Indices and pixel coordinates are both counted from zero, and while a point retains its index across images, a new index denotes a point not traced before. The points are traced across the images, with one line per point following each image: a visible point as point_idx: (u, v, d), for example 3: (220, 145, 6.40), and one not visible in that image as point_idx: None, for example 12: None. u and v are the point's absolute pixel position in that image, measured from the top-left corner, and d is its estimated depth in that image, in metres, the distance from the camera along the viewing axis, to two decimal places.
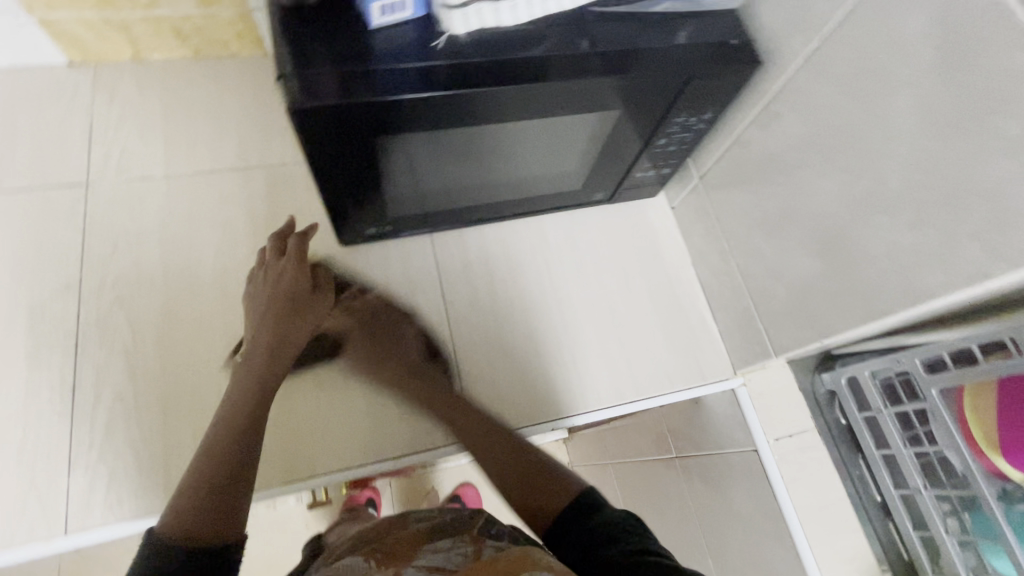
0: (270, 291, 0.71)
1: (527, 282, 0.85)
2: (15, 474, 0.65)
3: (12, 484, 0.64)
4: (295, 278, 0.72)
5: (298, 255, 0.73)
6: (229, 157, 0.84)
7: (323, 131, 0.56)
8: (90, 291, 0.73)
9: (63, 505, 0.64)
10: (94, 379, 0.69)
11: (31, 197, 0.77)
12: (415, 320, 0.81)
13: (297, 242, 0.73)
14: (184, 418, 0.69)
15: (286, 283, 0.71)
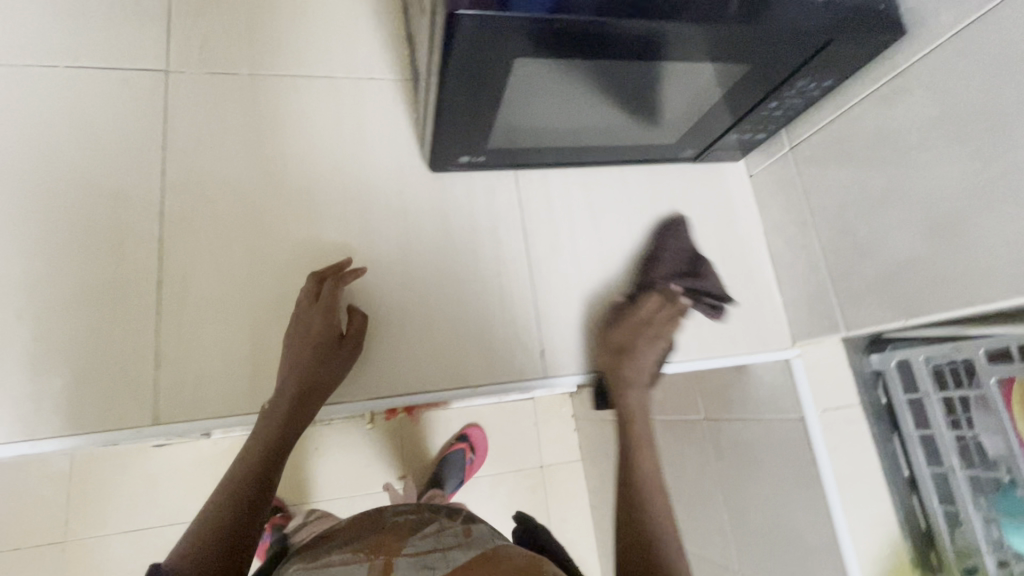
0: (296, 339, 0.67)
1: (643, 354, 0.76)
2: (105, 360, 0.65)
3: (103, 370, 0.64)
4: (324, 323, 0.68)
5: (334, 299, 0.69)
6: (316, 64, 0.79)
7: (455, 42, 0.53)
8: (174, 185, 0.71)
9: (153, 396, 0.65)
10: (179, 278, 0.68)
11: (108, 78, 0.73)
12: (493, 255, 0.79)
13: (335, 295, 0.69)
14: (274, 326, 0.69)
15: (315, 329, 0.67)
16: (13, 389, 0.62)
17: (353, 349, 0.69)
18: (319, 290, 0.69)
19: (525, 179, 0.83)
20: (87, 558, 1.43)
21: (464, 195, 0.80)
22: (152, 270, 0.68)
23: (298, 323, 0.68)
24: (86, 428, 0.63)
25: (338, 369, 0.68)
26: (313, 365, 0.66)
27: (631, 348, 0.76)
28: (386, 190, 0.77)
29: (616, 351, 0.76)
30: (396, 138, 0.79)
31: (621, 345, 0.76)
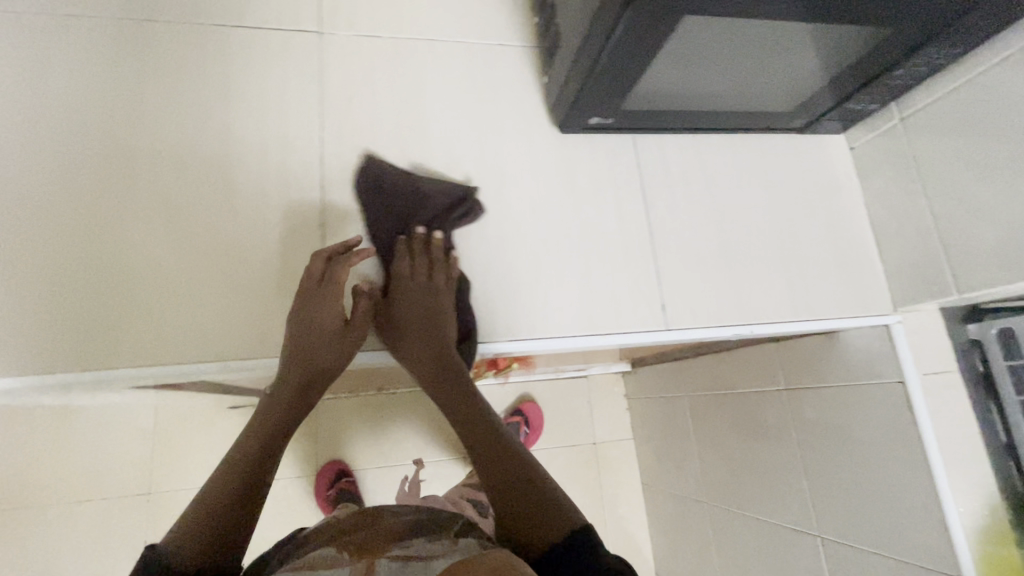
0: (300, 325, 0.66)
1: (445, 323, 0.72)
2: (282, 293, 0.71)
3: (280, 302, 0.70)
4: (333, 305, 0.67)
5: (340, 280, 0.68)
6: (451, 30, 0.84)
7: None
8: (331, 138, 0.76)
9: None
10: (341, 222, 0.74)
11: (271, 38, 0.78)
12: (616, 212, 0.83)
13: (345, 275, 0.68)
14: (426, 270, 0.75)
15: (317, 313, 0.66)
16: (201, 314, 0.68)
17: (360, 334, 0.69)
18: (325, 269, 0.68)
19: (643, 144, 0.86)
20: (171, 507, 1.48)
21: (588, 156, 0.84)
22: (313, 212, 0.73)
23: (307, 303, 0.67)
24: (266, 353, 0.69)
25: (340, 356, 0.68)
26: (320, 351, 0.67)
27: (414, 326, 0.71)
28: (516, 146, 0.81)
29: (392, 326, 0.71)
30: (525, 101, 0.84)
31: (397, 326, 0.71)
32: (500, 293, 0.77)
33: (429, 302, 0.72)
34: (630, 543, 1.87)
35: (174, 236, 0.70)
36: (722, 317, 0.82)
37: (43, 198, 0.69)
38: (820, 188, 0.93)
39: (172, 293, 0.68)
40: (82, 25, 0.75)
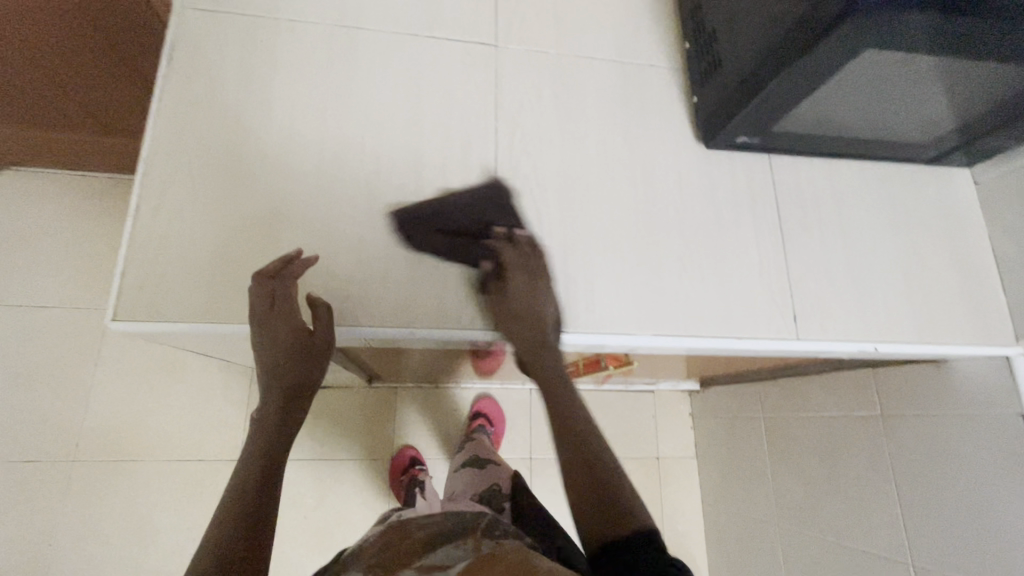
0: (261, 348, 0.69)
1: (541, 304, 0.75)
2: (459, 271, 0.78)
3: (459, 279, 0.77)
4: (290, 323, 0.68)
5: (288, 295, 0.69)
6: (608, 49, 0.93)
7: (841, 40, 0.65)
8: (505, 139, 0.85)
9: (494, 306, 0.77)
10: (511, 214, 0.82)
11: (455, 46, 0.88)
12: (754, 226, 0.89)
13: (290, 290, 0.69)
14: (583, 262, 0.81)
15: (279, 332, 0.68)
16: (395, 283, 0.76)
17: (326, 343, 0.70)
18: (265, 291, 0.68)
19: (778, 165, 0.92)
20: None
21: (730, 171, 0.90)
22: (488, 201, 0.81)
23: (265, 325, 0.68)
24: (445, 325, 0.75)
25: (316, 363, 0.70)
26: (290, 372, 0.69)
27: (523, 320, 0.73)
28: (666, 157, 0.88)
29: (513, 318, 0.73)
30: (674, 119, 0.91)
31: (513, 316, 0.73)
32: (669, 290, 0.83)
33: (538, 294, 0.74)
34: (685, 559, 1.87)
35: (371, 214, 0.78)
36: (850, 333, 0.86)
37: (264, 170, 0.77)
38: (945, 218, 0.96)
39: (370, 262, 0.76)
40: (297, 21, 0.84)
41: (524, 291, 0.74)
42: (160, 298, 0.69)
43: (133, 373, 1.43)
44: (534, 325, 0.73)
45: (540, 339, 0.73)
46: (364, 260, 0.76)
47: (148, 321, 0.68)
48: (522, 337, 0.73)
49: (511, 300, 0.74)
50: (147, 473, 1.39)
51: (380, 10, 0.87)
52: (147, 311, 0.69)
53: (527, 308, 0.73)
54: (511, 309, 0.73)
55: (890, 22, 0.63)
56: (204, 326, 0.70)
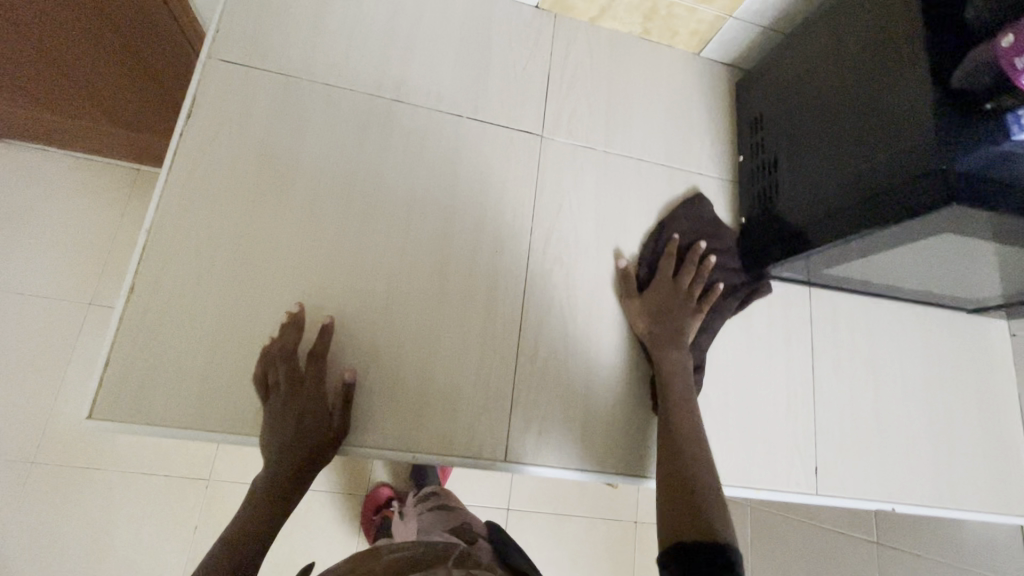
0: (272, 431, 0.62)
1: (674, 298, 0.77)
2: (473, 387, 0.72)
3: (472, 397, 0.72)
4: (313, 397, 0.64)
5: (313, 368, 0.66)
6: (656, 153, 0.88)
7: (919, 224, 0.59)
8: (538, 243, 0.80)
9: (505, 430, 0.72)
10: (536, 327, 0.77)
11: (498, 133, 0.82)
12: (785, 363, 0.84)
13: (316, 368, 0.65)
14: (604, 389, 0.77)
15: (301, 408, 0.63)
16: (405, 397, 0.70)
17: (342, 425, 0.65)
18: (291, 366, 0.64)
19: (817, 297, 0.88)
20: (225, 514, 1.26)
21: (767, 302, 0.86)
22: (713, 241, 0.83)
23: (285, 401, 0.63)
24: (452, 451, 0.70)
25: (330, 447, 0.64)
26: (303, 451, 0.63)
27: (667, 312, 0.76)
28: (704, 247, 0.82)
29: (656, 311, 0.77)
30: None
31: (659, 307, 0.77)
32: (796, 432, 0.82)
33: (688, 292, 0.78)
34: None
35: (387, 314, 0.72)
36: (869, 491, 0.82)
37: (276, 254, 0.70)
38: (978, 370, 0.93)
39: (381, 372, 0.70)
40: (334, 86, 0.77)
41: (679, 285, 0.78)
42: (143, 398, 0.63)
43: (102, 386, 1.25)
44: (674, 322, 0.76)
45: (676, 332, 0.75)
46: (524, 347, 0.76)
47: (127, 423, 0.62)
48: (658, 323, 0.76)
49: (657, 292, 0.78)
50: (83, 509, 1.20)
51: (426, 82, 0.80)
52: (128, 413, 0.62)
53: (673, 302, 0.77)
54: (659, 302, 0.77)
55: (986, 222, 0.57)
56: (188, 434, 0.63)
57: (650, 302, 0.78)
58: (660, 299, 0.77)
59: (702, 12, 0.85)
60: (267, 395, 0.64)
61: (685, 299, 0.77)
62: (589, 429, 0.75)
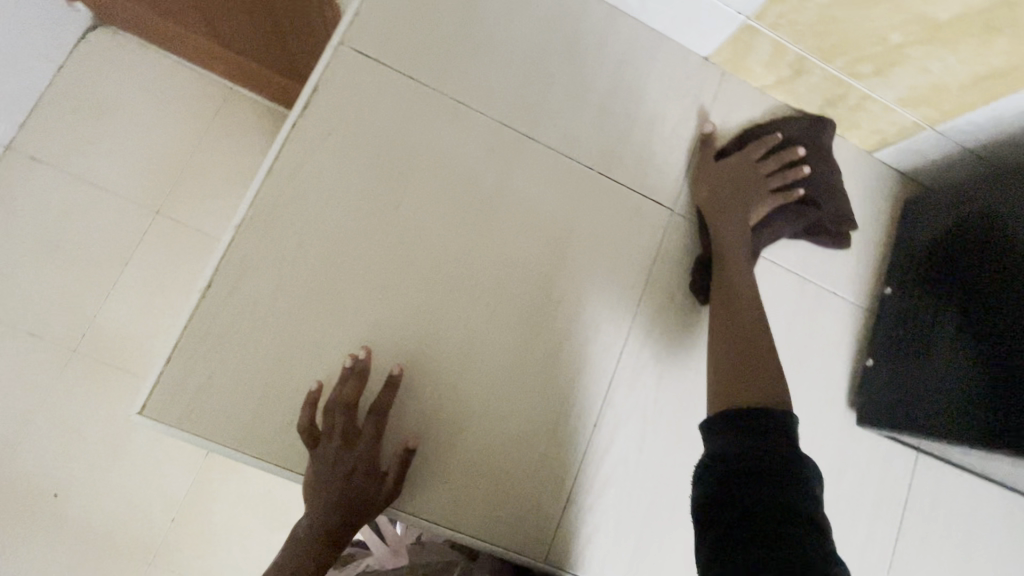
0: (318, 485, 0.59)
1: (752, 184, 0.71)
2: (532, 475, 0.66)
3: (528, 486, 0.66)
4: (365, 458, 0.59)
5: (368, 425, 0.60)
6: (794, 256, 0.77)
7: None
8: (638, 331, 0.71)
9: (552, 530, 0.66)
10: (614, 425, 0.69)
11: (628, 196, 0.73)
12: (869, 532, 0.74)
13: (372, 424, 0.60)
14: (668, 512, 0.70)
15: (347, 467, 0.59)
16: (456, 469, 0.64)
17: (389, 494, 0.60)
18: (347, 419, 0.59)
19: (921, 465, 0.78)
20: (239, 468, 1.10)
21: (867, 455, 0.76)
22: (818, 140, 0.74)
23: (335, 457, 0.59)
24: (493, 541, 0.64)
25: (373, 514, 0.60)
26: (345, 512, 0.59)
27: (737, 192, 0.70)
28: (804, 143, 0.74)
29: (726, 186, 0.71)
30: (832, 369, 0.77)
31: (729, 184, 0.71)
32: None
33: (766, 181, 0.71)
34: None
35: (463, 374, 0.65)
36: None
37: (361, 282, 0.64)
38: None
39: (438, 437, 0.64)
40: (467, 106, 0.69)
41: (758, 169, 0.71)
42: (196, 403, 0.59)
43: (156, 291, 1.11)
44: (741, 206, 0.70)
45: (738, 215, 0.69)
46: (597, 446, 0.68)
47: (175, 427, 0.59)
48: (722, 200, 0.70)
49: (732, 171, 0.71)
50: (97, 427, 1.06)
51: (564, 122, 0.71)
52: (178, 416, 0.59)
53: (746, 186, 0.70)
54: (730, 179, 0.71)
55: None
56: (232, 453, 0.60)
57: (724, 176, 0.71)
58: (738, 178, 0.71)
59: (899, 117, 0.72)
60: (318, 446, 0.59)
61: (761, 187, 0.71)
62: (638, 552, 0.68)
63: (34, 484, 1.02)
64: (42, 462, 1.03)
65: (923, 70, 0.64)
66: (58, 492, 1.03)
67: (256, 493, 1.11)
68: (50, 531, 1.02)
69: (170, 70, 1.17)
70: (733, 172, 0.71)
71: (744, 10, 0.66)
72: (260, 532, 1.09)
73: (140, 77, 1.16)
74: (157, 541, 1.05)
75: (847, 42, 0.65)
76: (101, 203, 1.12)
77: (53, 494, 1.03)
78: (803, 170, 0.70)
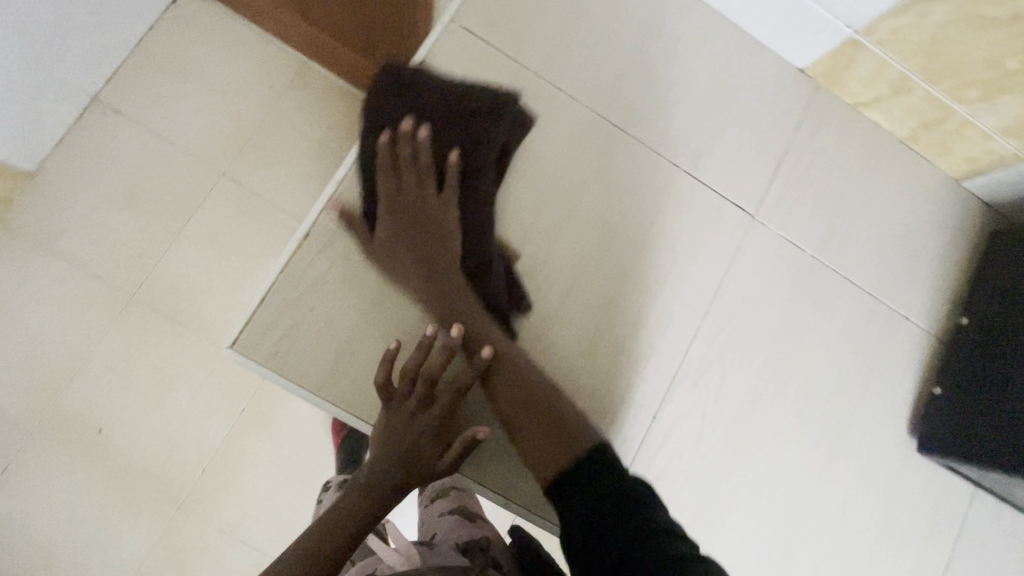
0: (389, 439, 0.61)
1: (427, 208, 0.64)
2: None
3: None
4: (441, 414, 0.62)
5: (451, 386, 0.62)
6: (868, 276, 0.77)
7: None
8: (708, 330, 0.71)
9: None
10: (674, 418, 0.69)
11: (710, 197, 0.73)
12: (916, 560, 0.74)
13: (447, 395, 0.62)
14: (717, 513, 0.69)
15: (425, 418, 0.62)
16: None
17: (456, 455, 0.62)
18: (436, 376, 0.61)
19: (978, 503, 0.76)
20: (271, 423, 1.14)
21: (923, 485, 0.75)
22: (416, 97, 0.64)
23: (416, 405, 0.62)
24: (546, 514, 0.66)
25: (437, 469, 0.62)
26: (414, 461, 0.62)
27: (412, 235, 0.63)
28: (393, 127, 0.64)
29: (408, 237, 0.63)
30: (895, 393, 0.76)
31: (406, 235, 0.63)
32: None
33: (425, 189, 0.64)
34: None
35: (535, 347, 0.67)
36: None
37: None
38: None
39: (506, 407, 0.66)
40: (565, 93, 0.71)
41: (415, 192, 0.64)
42: (282, 347, 0.62)
43: (214, 246, 1.16)
44: (429, 232, 0.64)
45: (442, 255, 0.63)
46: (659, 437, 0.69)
47: (261, 365, 0.62)
48: (420, 252, 0.63)
49: (396, 209, 0.64)
50: (146, 374, 1.11)
51: (657, 119, 0.73)
52: (263, 356, 0.62)
53: (418, 199, 0.64)
54: (400, 201, 0.64)
55: None
56: (313, 397, 0.63)
57: (391, 230, 0.63)
58: (405, 222, 0.63)
59: (995, 145, 0.72)
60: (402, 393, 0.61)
61: (431, 205, 0.64)
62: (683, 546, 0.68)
63: (83, 418, 1.08)
64: (97, 398, 1.09)
65: None
66: (103, 429, 1.08)
67: (287, 450, 1.14)
68: (93, 463, 1.07)
69: (260, 40, 1.23)
70: (398, 216, 0.64)
71: (853, 24, 0.66)
72: (285, 488, 1.13)
73: (227, 41, 1.21)
74: (188, 487, 1.09)
75: (955, 65, 0.65)
76: (179, 159, 1.17)
77: (97, 429, 1.08)
78: (425, 144, 0.63)
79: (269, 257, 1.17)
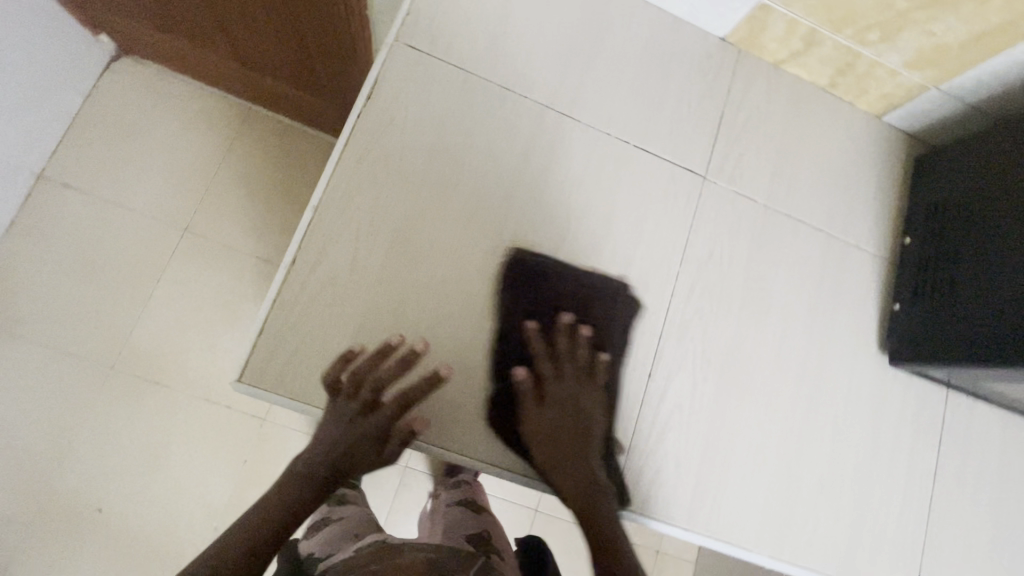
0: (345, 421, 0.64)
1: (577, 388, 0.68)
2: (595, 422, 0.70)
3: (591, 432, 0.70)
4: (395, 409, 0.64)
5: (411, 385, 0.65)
6: (817, 214, 0.83)
7: None
8: (683, 288, 0.76)
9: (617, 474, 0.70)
10: (666, 373, 0.74)
11: (663, 167, 0.79)
12: (908, 465, 0.80)
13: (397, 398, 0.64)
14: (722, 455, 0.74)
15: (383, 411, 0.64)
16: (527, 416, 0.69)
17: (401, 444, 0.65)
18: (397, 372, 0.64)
19: (952, 402, 0.83)
20: (278, 466, 1.14)
21: (901, 394, 0.81)
22: (534, 276, 0.71)
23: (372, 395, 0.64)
24: None
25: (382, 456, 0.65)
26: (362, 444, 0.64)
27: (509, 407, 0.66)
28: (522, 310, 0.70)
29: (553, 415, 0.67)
30: (860, 316, 0.82)
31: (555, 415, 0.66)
32: (908, 533, 0.78)
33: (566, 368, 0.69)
34: None
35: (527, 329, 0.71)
36: None
37: (430, 250, 0.70)
38: None
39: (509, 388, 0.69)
40: (513, 91, 0.76)
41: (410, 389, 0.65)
42: (287, 371, 0.64)
43: (189, 302, 1.16)
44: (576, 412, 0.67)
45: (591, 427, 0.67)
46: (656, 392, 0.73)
47: (269, 391, 0.63)
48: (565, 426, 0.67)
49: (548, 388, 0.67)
50: (141, 442, 1.10)
51: (601, 103, 0.78)
52: (269, 384, 0.63)
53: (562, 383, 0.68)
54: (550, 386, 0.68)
55: None
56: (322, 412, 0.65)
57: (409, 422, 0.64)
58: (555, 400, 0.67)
59: (903, 79, 0.79)
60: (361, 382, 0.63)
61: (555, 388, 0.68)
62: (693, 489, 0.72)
63: (82, 500, 1.06)
64: (92, 476, 1.07)
65: (927, 33, 0.71)
66: (103, 507, 1.06)
67: None
68: (100, 543, 1.05)
69: (205, 92, 1.24)
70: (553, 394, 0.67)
71: None
72: None
73: (172, 99, 1.22)
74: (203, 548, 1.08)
75: (853, 14, 0.72)
76: (139, 224, 1.17)
77: (98, 509, 1.06)
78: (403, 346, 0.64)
79: (249, 302, 1.18)
